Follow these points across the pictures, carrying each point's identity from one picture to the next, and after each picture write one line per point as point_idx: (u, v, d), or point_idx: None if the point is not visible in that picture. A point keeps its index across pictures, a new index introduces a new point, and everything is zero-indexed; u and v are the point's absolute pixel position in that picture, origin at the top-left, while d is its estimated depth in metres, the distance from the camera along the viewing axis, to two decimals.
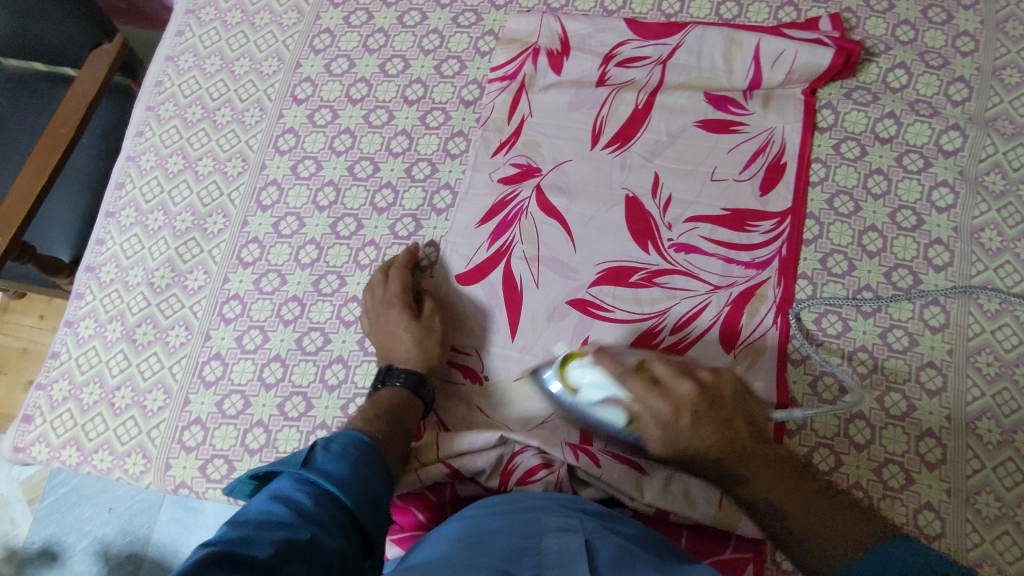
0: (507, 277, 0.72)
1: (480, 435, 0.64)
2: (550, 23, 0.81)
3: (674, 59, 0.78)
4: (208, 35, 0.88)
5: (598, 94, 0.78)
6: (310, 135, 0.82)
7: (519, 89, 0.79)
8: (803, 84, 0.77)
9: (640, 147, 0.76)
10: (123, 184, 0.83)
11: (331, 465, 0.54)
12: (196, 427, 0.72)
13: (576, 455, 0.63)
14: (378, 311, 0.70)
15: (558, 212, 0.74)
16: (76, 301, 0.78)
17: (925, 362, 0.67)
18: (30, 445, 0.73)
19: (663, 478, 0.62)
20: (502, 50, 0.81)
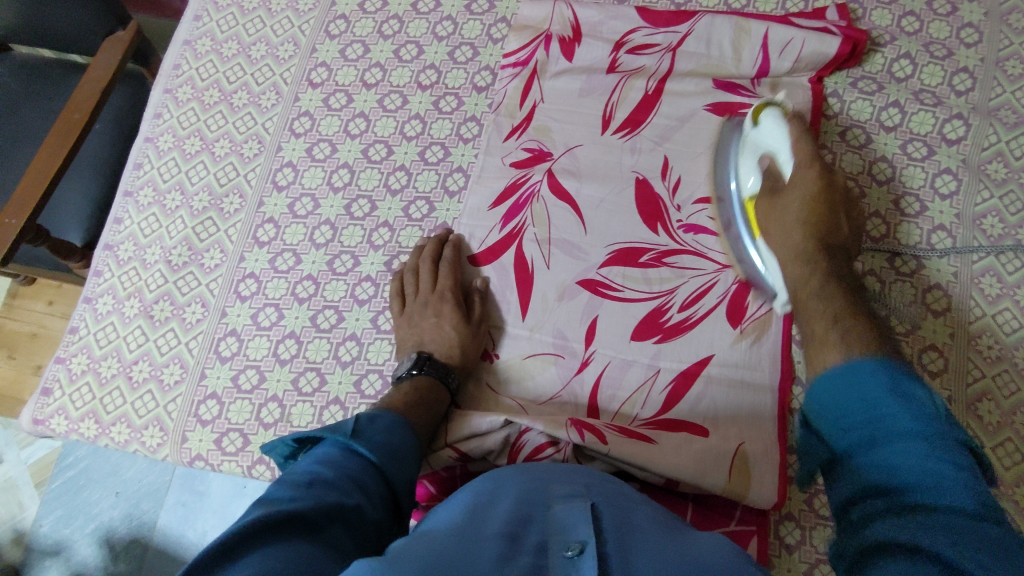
0: (518, 258, 0.74)
1: (485, 419, 0.65)
2: (563, 10, 0.82)
3: (684, 46, 0.79)
4: (225, 20, 0.89)
5: (609, 79, 0.80)
6: (326, 118, 0.83)
7: (531, 75, 0.81)
8: (812, 72, 0.78)
9: (650, 131, 0.77)
10: (141, 164, 0.84)
11: (377, 437, 0.56)
12: (212, 402, 0.73)
13: (581, 433, 0.64)
14: (412, 310, 0.72)
15: (569, 194, 0.75)
16: (95, 277, 0.80)
17: (927, 344, 0.69)
18: (49, 417, 0.75)
19: (671, 450, 0.63)
20: (515, 37, 0.83)
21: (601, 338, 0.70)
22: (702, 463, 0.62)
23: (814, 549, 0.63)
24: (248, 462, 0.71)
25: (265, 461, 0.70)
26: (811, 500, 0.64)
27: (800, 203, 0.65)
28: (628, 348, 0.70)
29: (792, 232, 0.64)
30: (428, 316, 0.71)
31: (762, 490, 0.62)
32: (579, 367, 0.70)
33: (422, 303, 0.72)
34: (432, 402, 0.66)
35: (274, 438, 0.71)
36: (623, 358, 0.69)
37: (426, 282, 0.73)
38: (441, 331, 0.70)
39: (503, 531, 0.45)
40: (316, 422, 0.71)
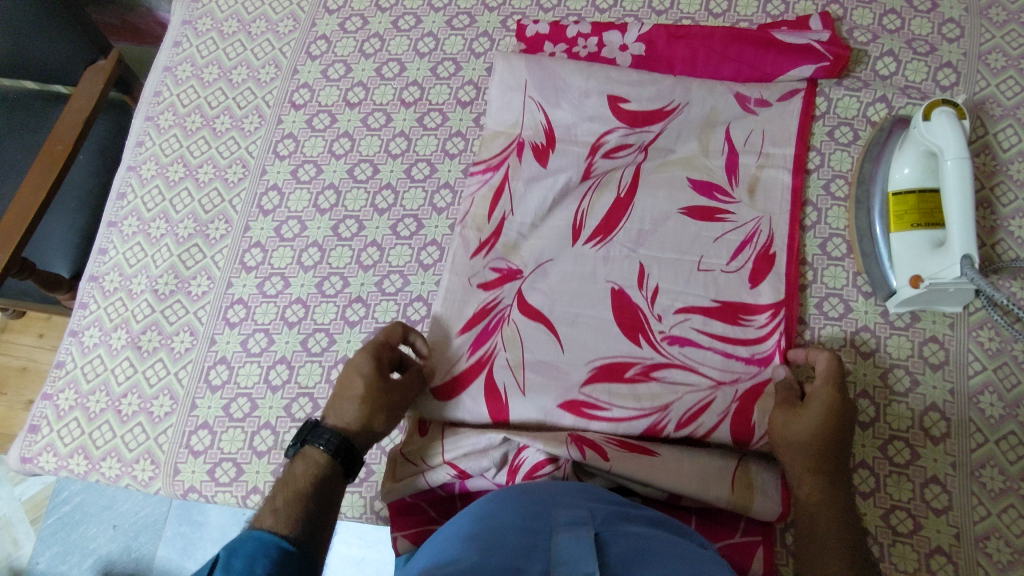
0: (489, 387, 0.68)
1: (483, 436, 0.65)
2: (534, 111, 0.77)
3: (656, 145, 0.75)
4: (204, 45, 0.89)
5: (579, 186, 0.74)
6: (310, 139, 0.82)
7: (501, 180, 0.75)
8: (789, 170, 0.74)
9: (624, 237, 0.72)
10: (124, 193, 0.83)
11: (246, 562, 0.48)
12: (203, 432, 0.72)
13: (581, 450, 0.62)
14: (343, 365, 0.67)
15: (541, 312, 0.70)
16: (80, 310, 0.79)
17: (928, 337, 0.69)
18: (37, 455, 0.73)
19: (673, 463, 0.62)
20: (483, 145, 0.77)
21: (596, 350, 0.69)
22: (705, 476, 0.61)
23: None
24: (242, 493, 0.69)
25: (260, 490, 0.68)
26: None
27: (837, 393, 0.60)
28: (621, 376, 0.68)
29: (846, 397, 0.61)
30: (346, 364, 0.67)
31: (766, 500, 0.61)
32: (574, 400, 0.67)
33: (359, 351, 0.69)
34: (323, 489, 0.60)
35: (268, 466, 0.69)
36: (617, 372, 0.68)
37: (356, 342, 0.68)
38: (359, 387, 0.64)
39: (505, 562, 0.43)
40: None
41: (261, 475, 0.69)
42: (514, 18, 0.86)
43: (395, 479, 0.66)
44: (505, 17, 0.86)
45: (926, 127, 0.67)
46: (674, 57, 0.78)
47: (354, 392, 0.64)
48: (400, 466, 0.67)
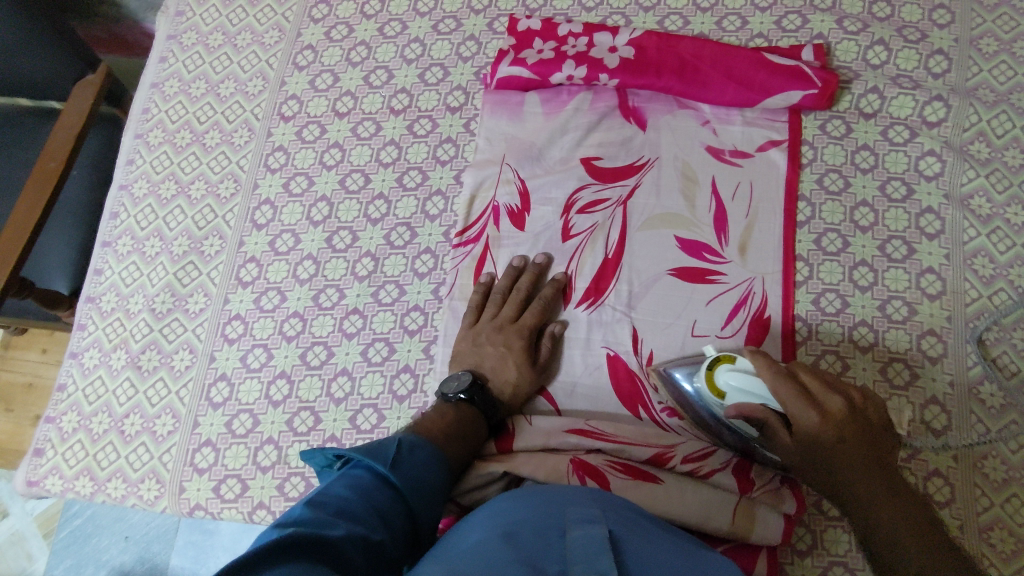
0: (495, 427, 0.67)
1: (484, 470, 0.64)
2: (508, 175, 0.78)
3: (634, 200, 0.75)
4: (191, 59, 0.88)
5: (564, 248, 0.74)
6: (300, 151, 0.82)
7: (484, 251, 0.75)
8: (779, 224, 0.74)
9: (615, 300, 0.72)
10: (117, 213, 0.83)
11: (414, 472, 0.55)
12: (207, 449, 0.72)
13: (582, 478, 0.63)
14: (483, 329, 0.71)
15: (541, 386, 0.71)
16: (79, 332, 0.79)
17: (925, 330, 0.69)
18: (43, 478, 0.73)
19: (675, 492, 0.62)
20: (461, 212, 0.77)
21: (583, 367, 0.71)
22: (705, 509, 0.62)
23: (826, 552, 0.64)
24: (248, 508, 0.70)
25: (266, 506, 0.69)
26: (820, 502, 0.65)
27: (818, 416, 0.54)
28: (614, 404, 0.69)
29: (811, 405, 0.54)
30: (497, 347, 0.69)
31: (767, 529, 0.61)
32: (578, 431, 0.66)
33: (496, 326, 0.70)
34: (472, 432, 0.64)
35: (273, 482, 0.70)
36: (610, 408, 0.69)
37: (509, 312, 0.71)
38: (504, 360, 0.68)
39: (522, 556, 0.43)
40: None
41: (266, 490, 0.70)
42: (501, 20, 0.85)
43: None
44: (491, 19, 0.85)
45: (736, 386, 0.59)
46: (662, 63, 0.78)
47: (506, 373, 0.68)
48: None
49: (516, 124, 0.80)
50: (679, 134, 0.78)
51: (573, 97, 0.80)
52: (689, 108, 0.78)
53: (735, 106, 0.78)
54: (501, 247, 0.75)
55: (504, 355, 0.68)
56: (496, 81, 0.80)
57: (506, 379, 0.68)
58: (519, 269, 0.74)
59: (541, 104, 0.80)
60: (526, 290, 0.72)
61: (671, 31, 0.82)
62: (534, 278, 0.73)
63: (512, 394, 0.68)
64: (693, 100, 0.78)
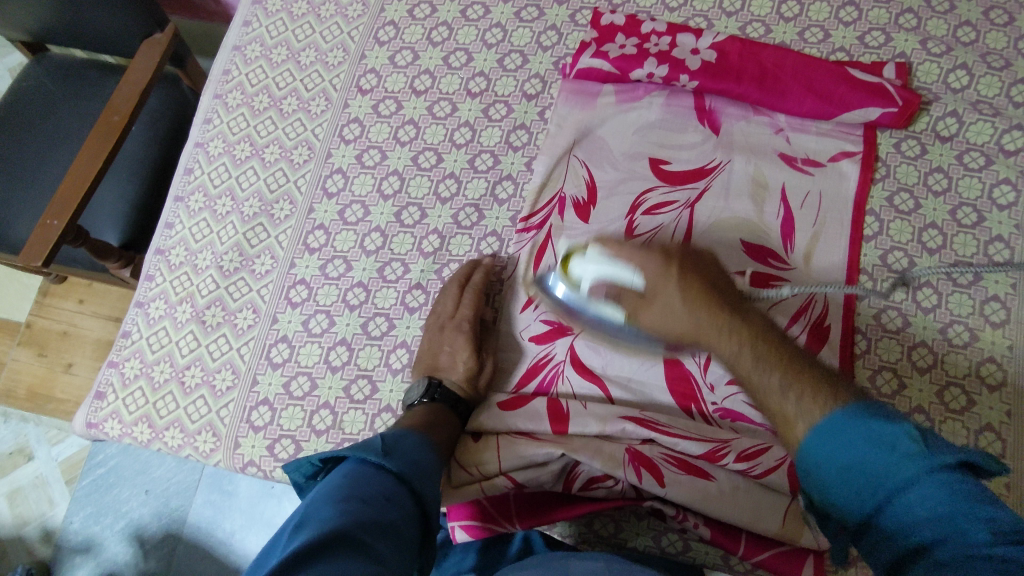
0: (551, 408, 0.68)
1: (541, 451, 0.65)
2: (577, 167, 0.78)
3: (702, 202, 0.75)
4: (274, 25, 0.89)
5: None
6: (375, 125, 0.83)
7: (546, 240, 0.75)
8: (846, 238, 0.74)
9: None
10: (191, 169, 0.84)
11: (407, 455, 0.57)
12: (264, 408, 0.73)
13: (637, 469, 0.64)
14: (433, 329, 0.72)
15: (595, 374, 0.70)
16: (146, 282, 0.80)
17: (986, 357, 0.70)
18: (103, 421, 0.75)
19: (728, 491, 0.63)
20: (529, 198, 0.77)
21: (639, 364, 0.70)
22: (756, 508, 0.63)
23: None
24: None
25: None
26: None
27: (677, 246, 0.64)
28: (668, 400, 0.69)
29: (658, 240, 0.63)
30: (446, 345, 0.71)
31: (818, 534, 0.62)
32: (634, 420, 0.66)
33: (443, 326, 0.72)
34: (445, 425, 0.67)
35: (326, 445, 0.71)
36: (662, 406, 0.69)
37: (454, 310, 0.72)
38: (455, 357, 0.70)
39: None
40: (368, 430, 0.71)
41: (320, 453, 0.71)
42: (583, 12, 0.86)
43: (454, 486, 0.67)
44: (574, 11, 0.86)
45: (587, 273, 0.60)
46: (743, 70, 0.78)
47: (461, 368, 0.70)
48: (457, 472, 0.67)
49: (590, 116, 0.80)
50: (752, 140, 0.78)
51: (650, 95, 0.80)
52: (764, 116, 0.79)
53: (811, 118, 0.78)
54: (564, 235, 0.75)
55: (453, 352, 0.70)
56: (576, 72, 0.81)
57: (461, 375, 0.70)
58: (474, 265, 0.75)
59: (617, 99, 0.80)
60: (470, 285, 0.73)
61: (753, 37, 0.82)
62: (479, 274, 0.74)
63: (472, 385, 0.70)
64: (769, 109, 0.79)
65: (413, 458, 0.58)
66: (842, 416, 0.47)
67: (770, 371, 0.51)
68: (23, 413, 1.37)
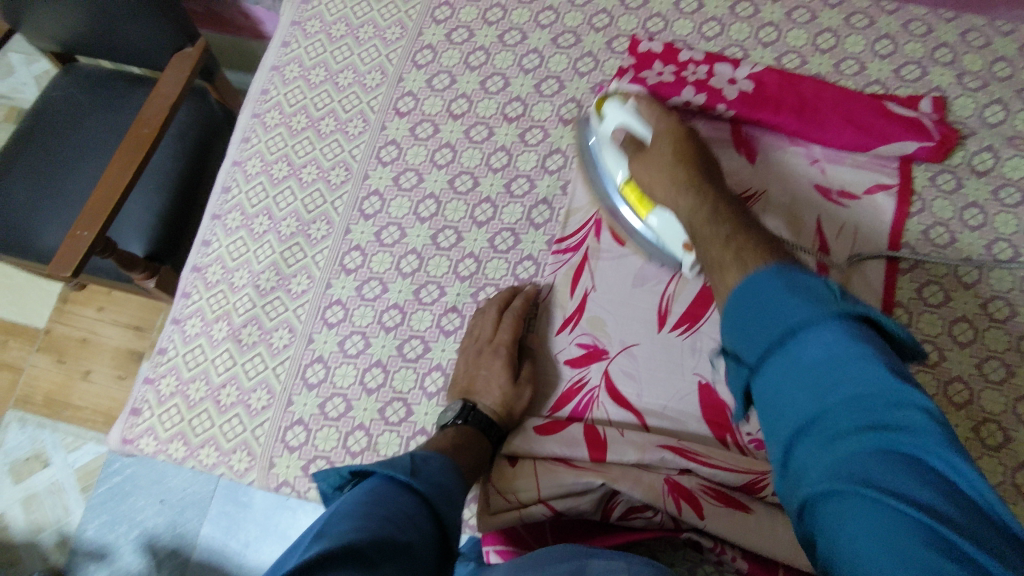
0: (588, 434, 0.68)
1: (580, 480, 0.65)
2: (612, 191, 0.78)
3: None
4: (313, 46, 0.90)
5: (662, 271, 0.75)
6: (412, 147, 0.84)
7: (582, 263, 0.76)
8: (881, 269, 0.75)
9: (711, 326, 0.72)
10: (229, 187, 0.85)
11: (431, 478, 0.57)
12: (299, 428, 0.74)
13: (677, 501, 0.64)
14: (469, 352, 0.73)
15: (630, 401, 0.70)
16: (183, 299, 0.81)
17: (1022, 394, 0.70)
18: (138, 437, 0.76)
19: (767, 524, 0.63)
20: (563, 220, 0.78)
21: (674, 393, 0.71)
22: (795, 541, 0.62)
23: None
24: None
25: None
26: None
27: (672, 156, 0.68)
28: (703, 429, 0.69)
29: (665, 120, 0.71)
30: (480, 368, 0.72)
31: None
32: (672, 450, 0.66)
33: (478, 349, 0.73)
34: (475, 450, 0.68)
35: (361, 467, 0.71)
36: (697, 436, 0.69)
37: (488, 333, 0.73)
38: (489, 380, 0.71)
39: None
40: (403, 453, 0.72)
41: None
42: (620, 40, 0.87)
43: (491, 513, 0.68)
44: (611, 38, 0.87)
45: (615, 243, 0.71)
46: (780, 101, 0.79)
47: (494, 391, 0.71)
48: (494, 499, 0.68)
49: None
50: (789, 170, 0.78)
51: (686, 122, 0.81)
52: (799, 147, 0.79)
53: (847, 150, 0.79)
54: (600, 260, 0.76)
55: (486, 375, 0.71)
56: None
57: (494, 397, 0.70)
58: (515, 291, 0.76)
59: None
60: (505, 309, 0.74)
61: (789, 68, 0.83)
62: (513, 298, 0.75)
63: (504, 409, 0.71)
64: (805, 139, 0.79)
65: (434, 482, 0.57)
66: (825, 344, 0.47)
67: (756, 265, 0.53)
68: (41, 419, 1.37)
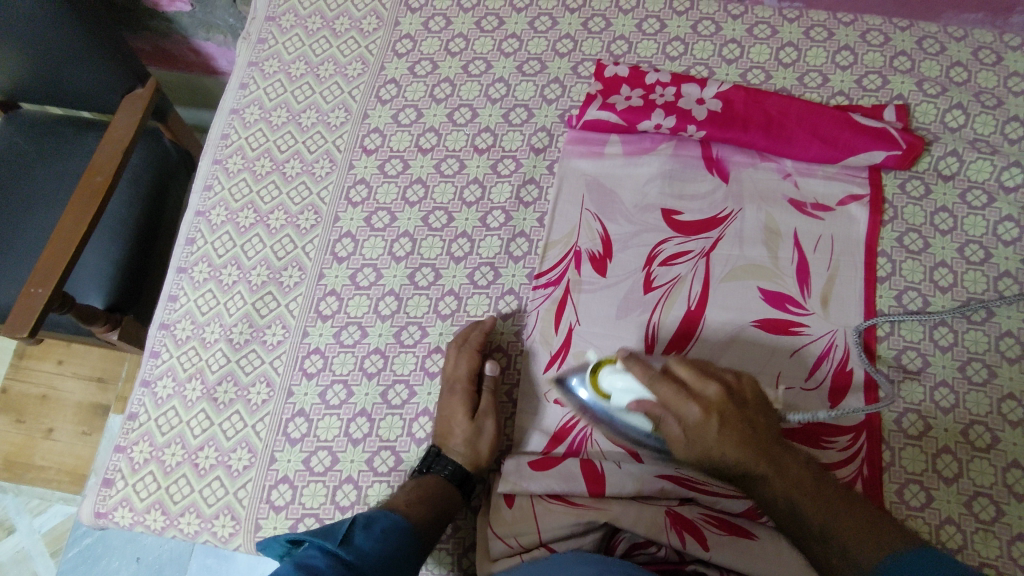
0: (586, 470, 0.67)
1: (582, 519, 0.64)
2: (590, 221, 0.77)
3: (717, 251, 0.75)
4: (272, 87, 0.88)
5: (646, 299, 0.74)
6: (383, 185, 0.82)
7: (564, 296, 0.74)
8: (861, 279, 0.75)
9: (698, 351, 0.72)
10: (193, 239, 0.82)
11: (366, 546, 0.59)
12: (284, 486, 0.70)
13: (681, 534, 0.62)
14: (443, 392, 0.71)
15: (623, 435, 0.69)
16: (153, 359, 0.77)
17: (1006, 393, 0.70)
18: (112, 510, 0.72)
19: (772, 549, 0.62)
20: (542, 254, 0.77)
21: None
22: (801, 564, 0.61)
23: None
24: None
25: None
26: None
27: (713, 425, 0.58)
28: None
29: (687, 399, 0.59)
30: (450, 411, 0.70)
31: None
32: (672, 480, 0.66)
33: (449, 390, 0.71)
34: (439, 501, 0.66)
35: None
36: None
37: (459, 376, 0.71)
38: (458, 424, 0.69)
39: None
40: None
41: None
42: (585, 64, 0.86)
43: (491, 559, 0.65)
44: (576, 63, 0.86)
45: (620, 388, 0.63)
46: (749, 118, 0.79)
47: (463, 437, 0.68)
48: (493, 544, 0.65)
49: (601, 168, 0.80)
50: (762, 185, 0.79)
51: (658, 144, 0.81)
52: (771, 162, 0.80)
53: (818, 163, 0.79)
54: (583, 291, 0.74)
55: (455, 419, 0.69)
56: (583, 123, 0.81)
57: (463, 444, 0.68)
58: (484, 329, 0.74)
59: (626, 151, 0.81)
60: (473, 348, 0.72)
61: (754, 84, 0.84)
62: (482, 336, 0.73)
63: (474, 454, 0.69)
64: (776, 155, 0.80)
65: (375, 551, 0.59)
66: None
67: (816, 518, 0.54)
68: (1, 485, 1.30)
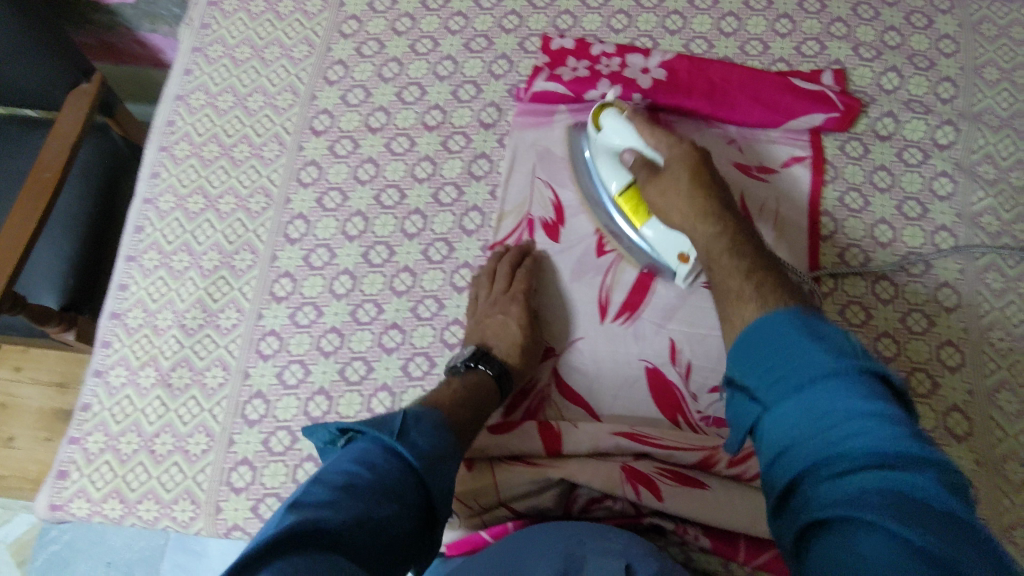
0: (543, 430, 0.68)
1: (539, 478, 0.65)
2: (542, 190, 0.78)
3: None
4: (217, 72, 0.87)
5: (599, 263, 0.75)
6: (333, 166, 0.82)
7: None
8: (806, 237, 0.77)
9: (651, 313, 0.73)
10: (142, 227, 0.81)
11: (420, 442, 0.56)
12: (244, 468, 0.70)
13: (635, 487, 0.64)
14: (482, 307, 0.73)
15: (581, 396, 0.70)
16: (104, 349, 0.76)
17: (944, 340, 0.73)
18: (68, 501, 0.70)
19: (723, 497, 0.64)
20: (496, 225, 0.78)
21: (622, 379, 0.70)
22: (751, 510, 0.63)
23: None
24: None
25: None
26: None
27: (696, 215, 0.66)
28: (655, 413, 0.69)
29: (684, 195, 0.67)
30: (495, 316, 0.71)
31: None
32: (626, 435, 0.67)
33: (491, 300, 0.72)
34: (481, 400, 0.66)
35: None
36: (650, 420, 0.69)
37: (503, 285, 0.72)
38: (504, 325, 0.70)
39: None
40: None
41: None
42: (532, 40, 0.87)
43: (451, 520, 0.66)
44: (522, 39, 0.87)
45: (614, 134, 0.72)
46: (693, 86, 0.81)
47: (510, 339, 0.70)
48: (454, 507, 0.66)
49: (550, 140, 0.81)
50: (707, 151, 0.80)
51: None
52: (716, 129, 0.81)
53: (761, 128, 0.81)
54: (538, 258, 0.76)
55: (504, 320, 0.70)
56: (531, 95, 0.82)
57: (509, 342, 0.69)
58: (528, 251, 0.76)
59: (573, 121, 0.81)
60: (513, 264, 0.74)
61: (698, 54, 0.85)
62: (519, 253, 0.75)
63: (520, 356, 0.69)
64: (720, 121, 0.81)
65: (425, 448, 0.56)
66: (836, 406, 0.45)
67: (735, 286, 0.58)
68: None
